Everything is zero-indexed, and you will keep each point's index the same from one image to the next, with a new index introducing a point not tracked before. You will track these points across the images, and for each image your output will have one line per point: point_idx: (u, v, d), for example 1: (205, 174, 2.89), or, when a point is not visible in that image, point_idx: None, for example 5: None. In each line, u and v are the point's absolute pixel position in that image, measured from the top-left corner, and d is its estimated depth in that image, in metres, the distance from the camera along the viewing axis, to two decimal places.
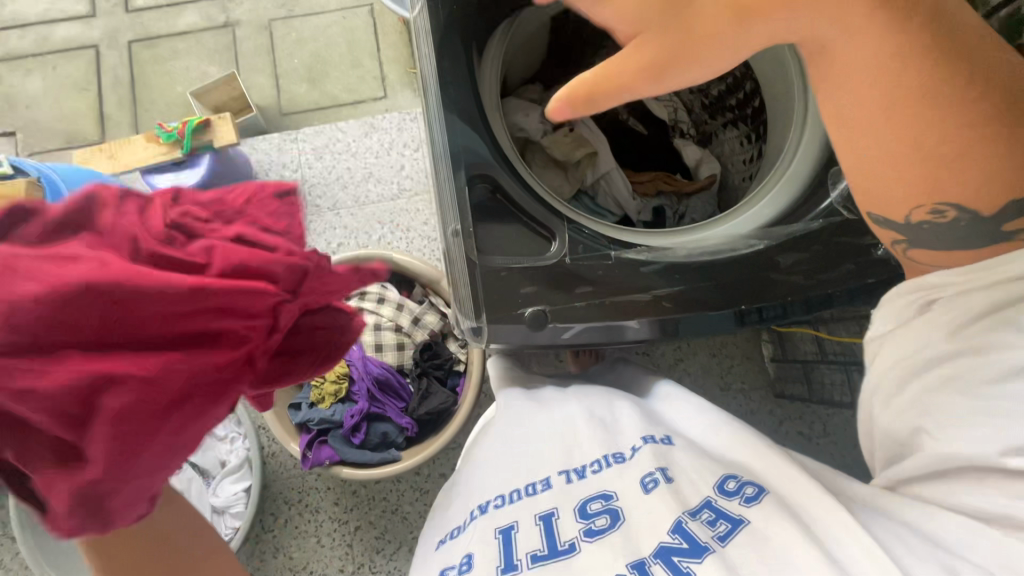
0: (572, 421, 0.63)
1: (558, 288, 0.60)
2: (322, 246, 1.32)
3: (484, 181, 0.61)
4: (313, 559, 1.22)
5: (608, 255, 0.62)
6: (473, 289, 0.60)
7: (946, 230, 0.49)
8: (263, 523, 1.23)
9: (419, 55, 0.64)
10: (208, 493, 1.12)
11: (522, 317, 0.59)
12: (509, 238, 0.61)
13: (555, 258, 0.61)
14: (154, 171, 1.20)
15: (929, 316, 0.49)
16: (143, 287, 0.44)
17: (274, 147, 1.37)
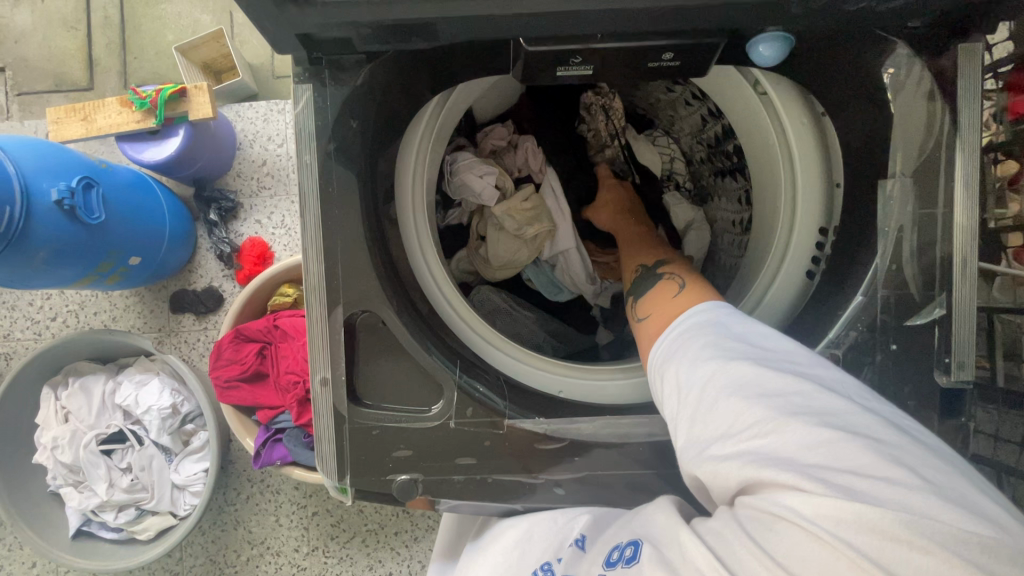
0: (500, 549, 0.56)
1: (437, 457, 0.58)
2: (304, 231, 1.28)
3: (371, 316, 0.57)
4: (271, 536, 1.27)
5: (499, 422, 0.59)
6: (340, 446, 0.57)
7: (656, 285, 0.65)
8: (226, 496, 1.27)
9: (299, 172, 0.53)
10: (170, 469, 1.14)
11: (392, 484, 0.57)
12: (395, 386, 0.58)
13: (437, 420, 0.58)
14: (129, 138, 1.14)
15: (671, 390, 0.52)
16: None
17: (260, 116, 1.29)
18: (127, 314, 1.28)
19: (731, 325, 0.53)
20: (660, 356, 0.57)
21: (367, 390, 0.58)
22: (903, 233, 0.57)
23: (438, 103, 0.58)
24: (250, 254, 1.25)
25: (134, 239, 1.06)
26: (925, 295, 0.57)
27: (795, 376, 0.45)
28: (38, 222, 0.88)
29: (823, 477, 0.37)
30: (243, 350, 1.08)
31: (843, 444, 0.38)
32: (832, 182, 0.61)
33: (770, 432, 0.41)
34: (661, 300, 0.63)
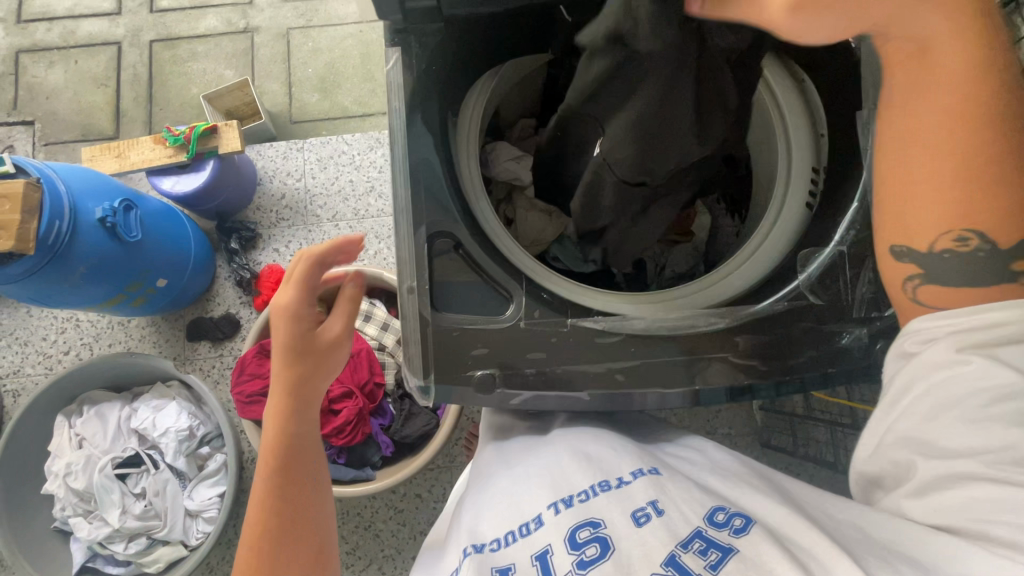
0: (557, 454, 0.61)
1: (509, 353, 0.63)
2: None
3: (448, 239, 0.64)
4: None
5: (564, 322, 0.65)
6: (424, 348, 0.62)
7: (968, 268, 0.52)
8: (236, 529, 1.23)
9: (388, 113, 0.64)
10: (184, 496, 1.12)
11: (470, 380, 0.61)
12: (470, 298, 0.65)
13: (510, 320, 0.65)
14: (159, 172, 1.22)
15: (915, 380, 0.52)
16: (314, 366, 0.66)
17: (279, 154, 1.39)
18: (143, 344, 1.30)
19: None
20: (956, 341, 0.51)
21: (443, 300, 0.64)
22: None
23: (489, 76, 0.71)
24: (268, 280, 1.29)
25: (163, 260, 1.11)
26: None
27: None
28: (82, 238, 0.94)
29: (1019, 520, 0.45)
30: (265, 365, 1.11)
31: None
32: (819, 132, 0.70)
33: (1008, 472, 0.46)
34: (965, 294, 0.53)
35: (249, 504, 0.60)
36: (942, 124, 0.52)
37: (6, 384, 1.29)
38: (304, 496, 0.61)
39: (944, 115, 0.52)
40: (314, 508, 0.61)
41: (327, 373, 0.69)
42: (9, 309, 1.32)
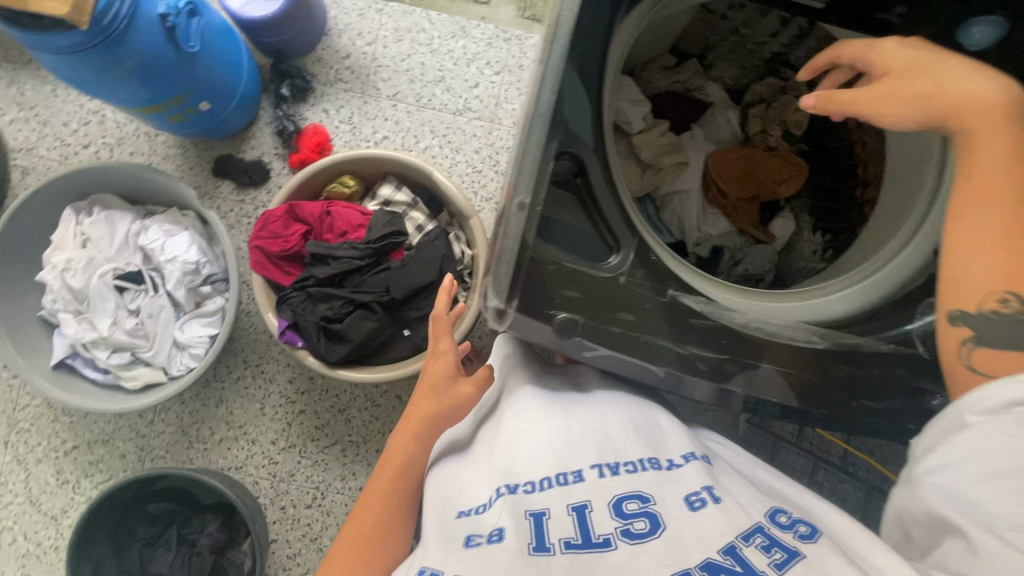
0: (602, 417, 0.59)
1: (599, 305, 0.53)
2: (367, 133, 1.26)
3: (572, 162, 0.53)
4: (251, 423, 1.25)
5: (665, 292, 0.56)
6: (515, 270, 0.51)
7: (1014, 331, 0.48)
8: (216, 372, 1.25)
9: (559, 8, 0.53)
10: (174, 326, 1.11)
11: (552, 319, 0.51)
12: (572, 232, 0.54)
13: (611, 272, 0.54)
14: None
15: (976, 442, 0.45)
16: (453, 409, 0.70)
17: (356, 10, 1.28)
18: (165, 163, 1.24)
19: None
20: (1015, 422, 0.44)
21: (548, 223, 0.54)
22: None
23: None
24: (309, 140, 1.23)
25: (211, 81, 1.03)
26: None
27: None
28: (139, 30, 0.85)
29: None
30: (290, 228, 1.06)
31: None
32: None
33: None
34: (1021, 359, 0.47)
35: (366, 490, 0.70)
36: (1004, 182, 0.51)
37: (17, 159, 1.23)
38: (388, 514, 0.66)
39: (1010, 176, 0.51)
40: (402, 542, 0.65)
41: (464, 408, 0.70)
42: (35, 81, 1.24)
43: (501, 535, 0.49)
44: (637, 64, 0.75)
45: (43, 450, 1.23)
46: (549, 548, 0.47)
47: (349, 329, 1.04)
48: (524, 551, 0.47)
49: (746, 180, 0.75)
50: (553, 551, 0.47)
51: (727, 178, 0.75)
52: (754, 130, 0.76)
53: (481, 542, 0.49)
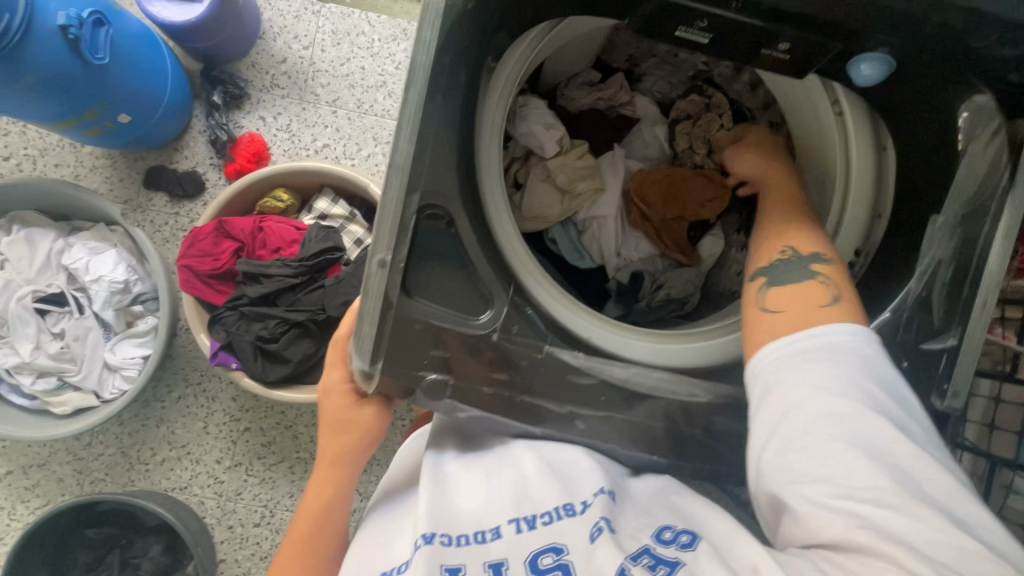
0: (521, 462, 0.53)
1: (472, 364, 0.52)
2: (306, 141, 1.22)
3: (440, 212, 0.50)
4: (194, 442, 1.22)
5: (541, 347, 0.54)
6: (378, 332, 0.49)
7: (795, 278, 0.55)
8: (156, 391, 1.22)
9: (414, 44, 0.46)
10: (104, 348, 1.07)
11: (421, 380, 0.51)
12: (443, 288, 0.52)
13: (483, 329, 0.52)
14: None
15: (780, 406, 0.47)
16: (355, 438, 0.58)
17: (292, 12, 1.23)
18: (93, 175, 1.19)
19: (868, 365, 0.47)
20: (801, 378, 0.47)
21: (414, 281, 0.51)
22: (939, 264, 0.52)
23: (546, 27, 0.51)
24: (246, 149, 1.18)
25: (130, 92, 0.98)
26: (942, 324, 0.52)
27: (914, 451, 0.42)
28: (36, 42, 0.80)
29: (943, 553, 0.37)
30: (220, 246, 1.03)
31: (957, 539, 0.38)
32: (877, 214, 0.57)
33: (887, 506, 0.40)
34: (796, 294, 0.54)
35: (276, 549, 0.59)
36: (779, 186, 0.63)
37: None
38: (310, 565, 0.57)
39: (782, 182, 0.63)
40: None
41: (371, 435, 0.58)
42: None
43: None
44: (560, 80, 0.73)
45: None
46: None
47: (285, 348, 1.01)
48: None
49: (671, 197, 0.71)
50: None
51: (654, 195, 0.71)
52: (681, 147, 0.74)
53: None
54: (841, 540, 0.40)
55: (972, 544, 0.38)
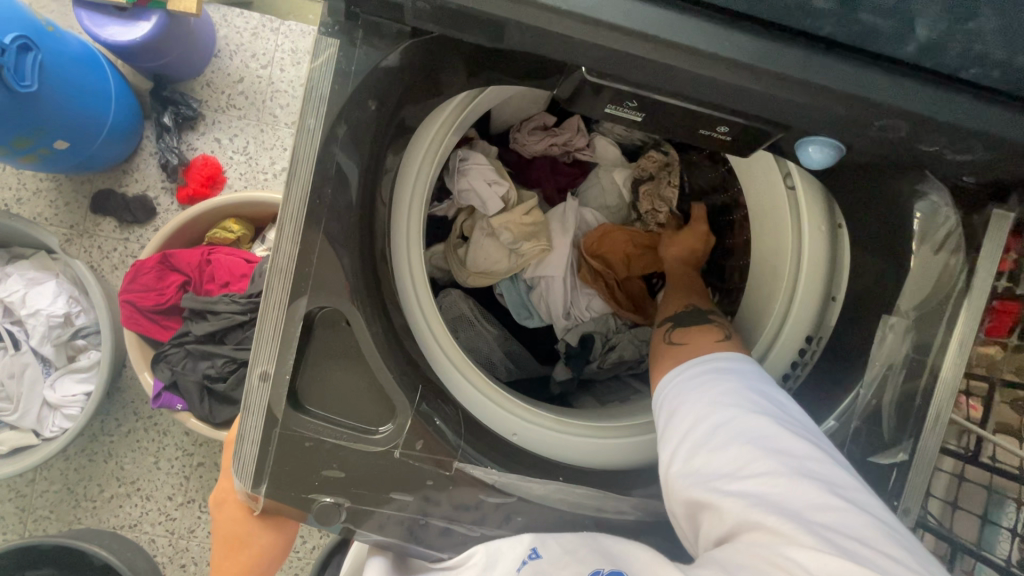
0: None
1: (373, 482, 0.47)
2: (265, 165, 1.17)
3: (334, 313, 0.45)
4: (144, 478, 1.17)
5: (448, 464, 0.48)
6: (264, 448, 0.46)
7: (698, 321, 0.59)
8: (104, 425, 1.16)
9: (299, 131, 0.42)
10: (44, 384, 1.01)
11: (309, 504, 0.47)
12: (342, 398, 0.47)
13: (381, 447, 0.47)
14: (89, 6, 1.00)
15: (680, 418, 0.48)
16: (253, 558, 0.50)
17: (249, 29, 1.17)
18: (37, 198, 1.13)
19: (757, 375, 0.49)
20: (696, 388, 0.49)
21: (309, 391, 0.47)
22: (890, 369, 0.51)
23: (462, 102, 0.48)
24: (199, 173, 1.13)
25: (67, 117, 0.93)
26: (892, 436, 0.51)
27: (802, 436, 0.43)
28: None
29: (834, 524, 0.37)
30: (165, 279, 0.98)
31: (852, 515, 0.37)
32: (830, 294, 0.55)
33: (780, 485, 0.39)
34: (699, 333, 0.57)
35: None
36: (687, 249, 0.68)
37: None
38: None
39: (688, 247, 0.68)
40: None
41: (275, 552, 0.51)
42: None
43: None
44: (513, 123, 0.68)
45: None
46: None
47: (233, 390, 0.96)
48: None
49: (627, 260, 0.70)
50: None
51: (615, 256, 0.69)
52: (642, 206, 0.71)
53: None
54: (738, 527, 0.39)
55: (862, 515, 0.37)
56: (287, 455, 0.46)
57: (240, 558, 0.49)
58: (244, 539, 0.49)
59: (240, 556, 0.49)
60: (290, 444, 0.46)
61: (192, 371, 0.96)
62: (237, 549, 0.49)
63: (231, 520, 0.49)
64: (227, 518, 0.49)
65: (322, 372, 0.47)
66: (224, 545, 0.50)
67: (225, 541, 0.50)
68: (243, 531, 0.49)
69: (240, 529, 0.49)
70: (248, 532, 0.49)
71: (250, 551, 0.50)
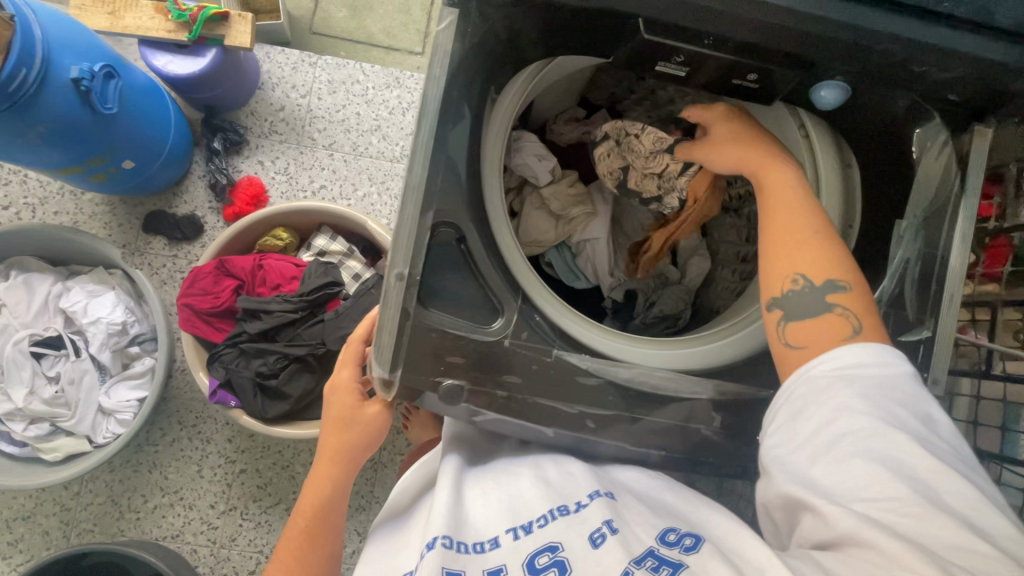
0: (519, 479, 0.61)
1: (485, 370, 0.56)
2: (304, 183, 1.26)
3: (453, 230, 0.56)
4: (188, 487, 1.19)
5: (551, 350, 0.59)
6: (397, 342, 0.54)
7: (810, 301, 0.55)
8: (149, 435, 1.20)
9: (425, 80, 0.53)
10: (100, 391, 1.06)
11: (438, 386, 0.55)
12: (461, 299, 0.57)
13: (495, 336, 0.57)
14: (153, 45, 1.11)
15: (803, 427, 0.49)
16: (356, 435, 0.64)
17: (289, 63, 1.30)
18: (92, 221, 1.21)
19: (889, 386, 0.49)
20: (822, 396, 0.49)
21: (433, 294, 0.56)
22: (908, 263, 0.59)
23: (538, 67, 0.57)
24: (244, 192, 1.22)
25: (134, 139, 1.02)
26: (916, 316, 0.58)
27: (934, 461, 0.45)
28: (51, 94, 0.84)
29: (956, 558, 0.41)
30: (221, 284, 1.05)
31: (975, 550, 0.41)
32: (848, 225, 0.62)
33: (912, 515, 0.43)
34: (816, 325, 0.54)
35: (277, 544, 0.63)
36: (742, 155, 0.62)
37: None
38: (310, 558, 0.61)
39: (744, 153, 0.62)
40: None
41: (375, 434, 0.65)
42: None
43: None
44: (550, 116, 0.79)
45: None
46: None
47: (285, 384, 1.02)
48: None
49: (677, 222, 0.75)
50: None
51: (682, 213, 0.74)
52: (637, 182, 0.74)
53: None
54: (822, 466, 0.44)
55: (991, 550, 0.41)
56: (418, 343, 0.54)
57: (348, 431, 0.64)
58: (353, 416, 0.65)
59: (347, 431, 0.64)
60: (421, 336, 0.55)
61: (247, 368, 1.02)
62: (347, 423, 0.65)
63: (346, 399, 0.65)
64: (343, 398, 0.66)
65: (448, 277, 0.57)
66: (336, 420, 0.65)
67: (337, 417, 0.65)
68: (353, 411, 0.65)
69: (352, 408, 0.65)
70: (357, 411, 0.65)
71: (354, 428, 0.64)
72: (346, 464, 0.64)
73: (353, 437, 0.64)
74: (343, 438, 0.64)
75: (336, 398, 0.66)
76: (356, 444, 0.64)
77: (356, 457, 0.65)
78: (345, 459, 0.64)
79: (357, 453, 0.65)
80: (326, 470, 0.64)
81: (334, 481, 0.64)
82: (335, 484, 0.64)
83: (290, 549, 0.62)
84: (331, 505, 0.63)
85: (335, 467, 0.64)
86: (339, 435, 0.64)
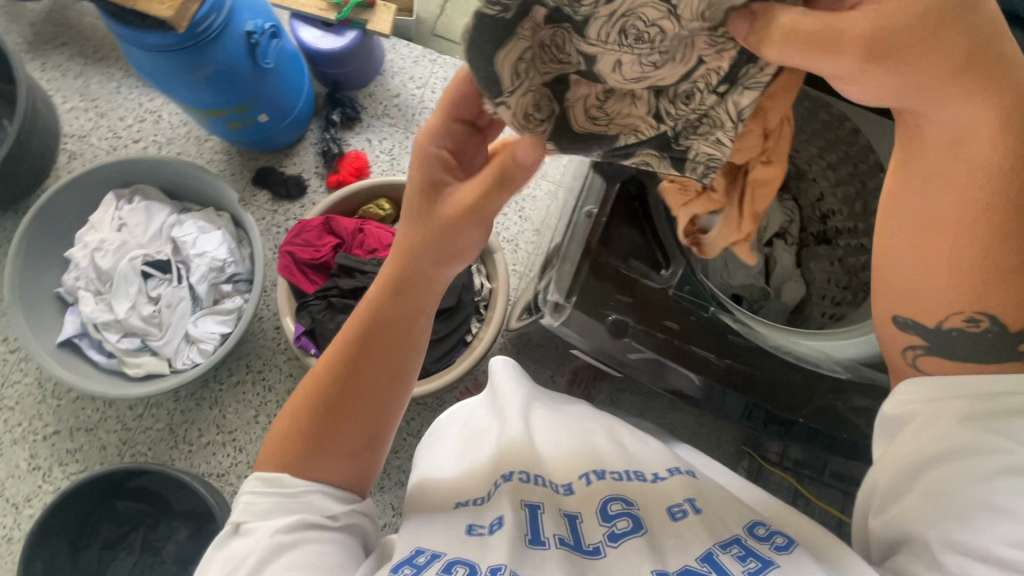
0: (592, 434, 0.65)
1: (643, 313, 0.75)
2: (405, 165, 1.34)
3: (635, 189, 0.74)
4: (241, 429, 1.22)
5: (707, 307, 0.74)
6: (575, 275, 0.75)
7: (968, 344, 0.47)
8: (217, 373, 1.25)
9: None
10: (189, 319, 1.11)
11: (605, 319, 0.75)
12: (632, 250, 0.77)
13: (662, 284, 0.75)
14: (304, 20, 1.23)
15: (932, 443, 0.46)
16: (439, 224, 0.53)
17: (412, 57, 1.40)
18: (208, 167, 1.31)
19: None
20: (953, 411, 0.46)
21: (610, 242, 0.76)
22: None
23: None
24: (350, 164, 1.30)
25: (275, 96, 1.11)
26: None
27: None
28: (225, 43, 0.95)
29: None
30: (323, 240, 1.12)
31: None
32: None
33: None
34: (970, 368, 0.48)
35: (342, 329, 0.58)
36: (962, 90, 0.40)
37: (68, 144, 1.30)
38: (376, 356, 0.56)
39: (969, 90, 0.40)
40: (374, 414, 0.56)
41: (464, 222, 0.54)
42: (101, 78, 1.33)
43: (501, 523, 0.51)
44: None
45: (21, 431, 1.21)
46: (544, 542, 0.51)
47: None
48: (522, 543, 0.50)
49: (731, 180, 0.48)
50: (548, 546, 0.50)
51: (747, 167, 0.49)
52: (579, 119, 0.47)
53: (483, 531, 0.51)
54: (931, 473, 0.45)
55: None
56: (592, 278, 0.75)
57: (429, 212, 0.54)
58: (439, 193, 0.54)
59: (428, 213, 0.54)
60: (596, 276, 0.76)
61: (330, 321, 1.05)
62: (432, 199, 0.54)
63: (431, 165, 0.54)
64: (430, 162, 0.54)
65: (623, 228, 0.76)
66: (416, 195, 0.55)
67: (421, 189, 0.55)
68: (439, 184, 0.54)
69: (436, 179, 0.54)
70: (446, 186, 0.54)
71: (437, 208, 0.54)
72: (425, 257, 0.55)
73: (434, 222, 0.54)
74: (425, 221, 0.54)
75: (420, 164, 0.55)
76: (436, 232, 0.54)
77: (436, 251, 0.55)
78: (424, 250, 0.55)
79: (435, 245, 0.55)
80: (405, 254, 0.56)
81: (410, 273, 0.56)
82: (409, 277, 0.56)
83: (354, 344, 0.56)
84: (403, 300, 0.56)
85: (413, 257, 0.55)
86: (421, 213, 0.55)
